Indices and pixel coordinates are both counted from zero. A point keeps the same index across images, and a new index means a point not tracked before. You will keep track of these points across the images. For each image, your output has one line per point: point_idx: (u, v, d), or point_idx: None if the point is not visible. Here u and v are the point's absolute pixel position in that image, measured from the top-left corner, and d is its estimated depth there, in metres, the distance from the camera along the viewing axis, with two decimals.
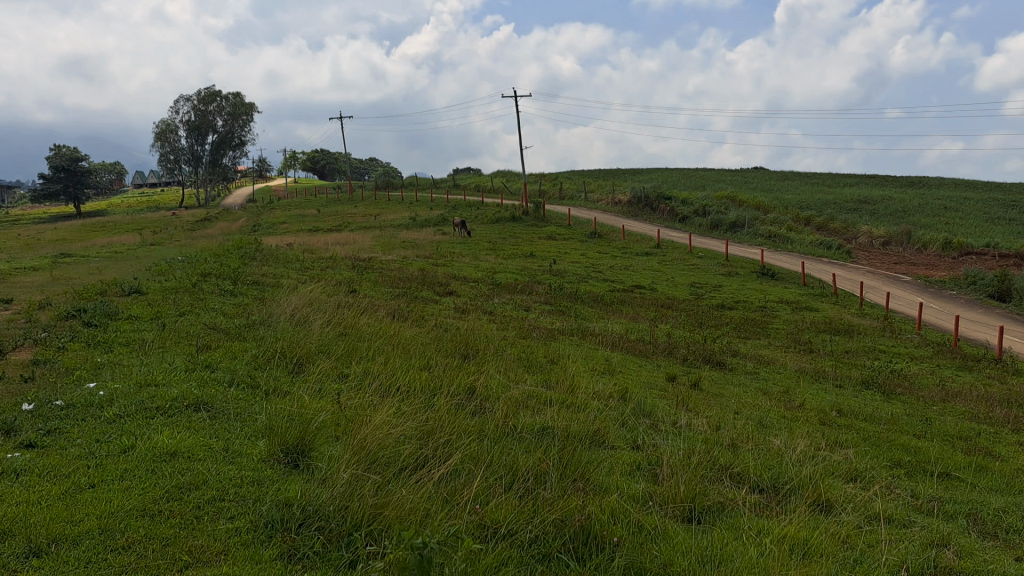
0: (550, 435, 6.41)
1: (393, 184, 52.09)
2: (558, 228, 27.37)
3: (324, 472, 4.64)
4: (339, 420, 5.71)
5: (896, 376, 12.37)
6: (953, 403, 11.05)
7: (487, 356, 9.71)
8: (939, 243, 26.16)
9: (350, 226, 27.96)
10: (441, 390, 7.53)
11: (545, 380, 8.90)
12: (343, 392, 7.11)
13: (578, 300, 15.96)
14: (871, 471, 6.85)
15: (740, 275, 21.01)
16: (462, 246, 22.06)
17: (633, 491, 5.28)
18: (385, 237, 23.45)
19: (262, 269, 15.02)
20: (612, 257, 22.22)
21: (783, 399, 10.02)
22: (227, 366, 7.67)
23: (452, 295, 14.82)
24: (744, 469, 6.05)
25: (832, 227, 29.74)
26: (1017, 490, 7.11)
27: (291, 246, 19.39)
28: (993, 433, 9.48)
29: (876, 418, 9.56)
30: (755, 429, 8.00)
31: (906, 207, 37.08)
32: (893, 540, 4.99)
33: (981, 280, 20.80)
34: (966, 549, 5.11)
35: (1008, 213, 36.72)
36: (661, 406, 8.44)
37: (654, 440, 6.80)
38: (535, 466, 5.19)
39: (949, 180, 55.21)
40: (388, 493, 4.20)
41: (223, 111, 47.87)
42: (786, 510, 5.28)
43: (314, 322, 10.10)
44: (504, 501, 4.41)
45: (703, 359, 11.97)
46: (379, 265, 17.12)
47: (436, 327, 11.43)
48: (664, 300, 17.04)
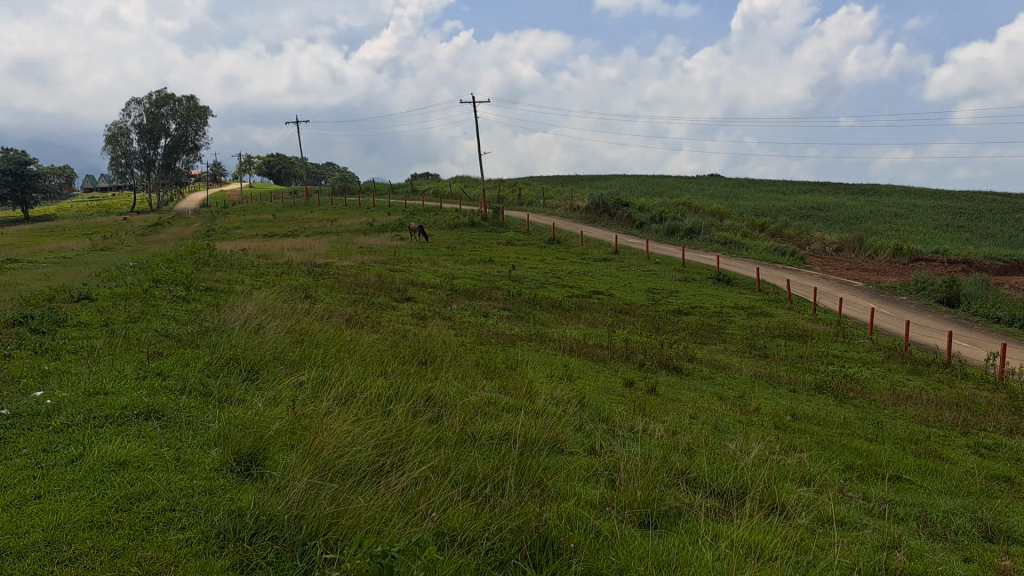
0: (509, 441, 6.40)
1: (351, 189, 51.85)
2: (516, 234, 27.40)
3: (279, 481, 4.58)
4: (294, 427, 5.65)
5: (849, 381, 12.56)
6: (903, 407, 11.25)
7: (445, 362, 9.67)
8: (890, 250, 26.70)
9: (306, 231, 27.73)
10: (399, 398, 7.47)
11: (503, 386, 8.88)
12: (298, 400, 7.01)
13: (536, 305, 15.99)
14: (823, 474, 6.93)
15: (696, 280, 21.21)
16: (420, 252, 21.97)
17: (590, 497, 5.28)
18: (342, 241, 23.29)
19: (216, 274, 14.83)
20: (571, 262, 22.30)
21: (738, 403, 10.13)
22: (179, 373, 7.54)
23: (410, 301, 14.74)
24: (700, 474, 6.10)
25: (786, 233, 30.14)
26: (965, 491, 7.26)
27: (247, 252, 19.14)
28: (942, 436, 9.67)
29: (828, 421, 9.70)
30: (711, 434, 8.06)
31: (858, 213, 37.80)
32: (845, 543, 5.05)
33: (931, 285, 21.23)
34: (917, 551, 5.18)
35: (955, 219, 37.63)
36: (619, 412, 8.47)
37: (611, 446, 6.84)
38: (493, 473, 5.18)
39: (899, 187, 56.42)
40: (344, 501, 4.16)
41: (177, 114, 47.26)
42: (741, 514, 5.31)
43: (269, 329, 9.97)
44: (461, 509, 4.38)
45: (660, 364, 12.06)
46: (336, 270, 17.02)
47: (394, 333, 11.36)
48: (622, 306, 17.15)
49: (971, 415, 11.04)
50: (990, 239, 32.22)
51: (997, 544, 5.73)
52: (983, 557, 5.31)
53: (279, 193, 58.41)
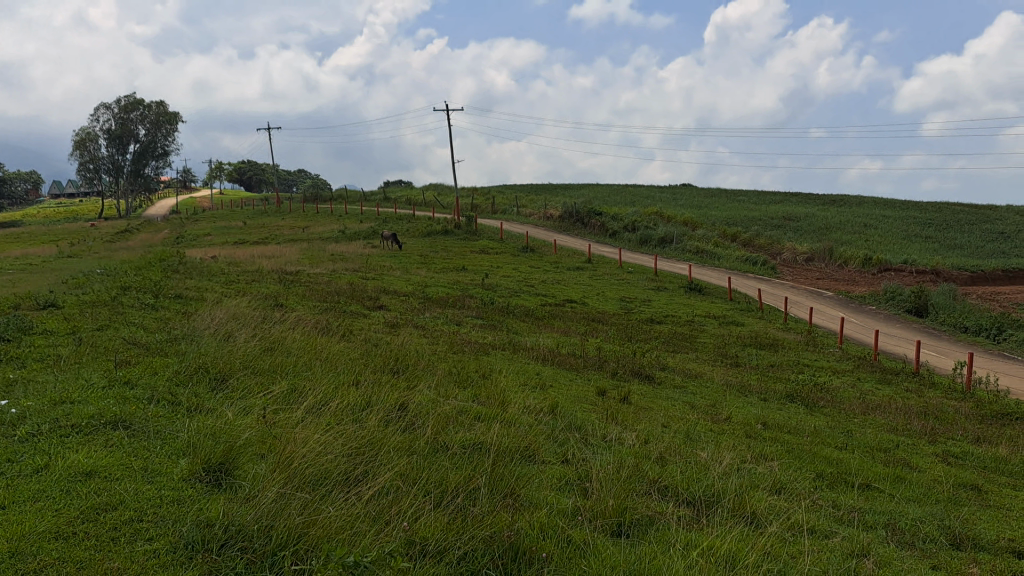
0: (482, 451, 6.35)
1: (323, 197, 51.57)
2: (490, 242, 27.39)
3: (248, 491, 4.51)
4: (265, 436, 5.58)
5: (819, 389, 12.66)
6: (873, 416, 11.35)
7: (417, 370, 9.62)
8: (859, 260, 27.00)
9: (277, 238, 27.55)
10: (372, 407, 7.42)
11: (475, 395, 8.85)
12: (269, 410, 6.92)
13: (510, 314, 15.97)
14: (794, 482, 6.96)
15: (668, 289, 21.32)
16: (392, 260, 21.90)
17: (563, 506, 5.25)
18: (313, 250, 23.13)
19: (185, 282, 14.68)
20: (544, 271, 22.32)
21: (710, 412, 10.16)
22: (147, 382, 7.42)
23: (382, 309, 14.67)
24: (672, 483, 6.10)
25: (757, 243, 30.38)
26: (933, 499, 7.32)
27: (216, 259, 18.99)
28: (911, 444, 9.77)
29: (798, 430, 9.75)
30: (683, 443, 8.09)
31: (828, 224, 38.22)
32: (815, 551, 5.06)
33: (899, 296, 21.49)
34: (886, 559, 5.22)
35: (923, 230, 38.16)
36: (592, 420, 8.46)
37: (584, 455, 6.82)
38: (466, 483, 5.15)
39: (867, 198, 57.16)
40: (315, 511, 4.12)
41: (146, 120, 46.80)
42: (712, 523, 5.31)
43: (239, 337, 9.88)
44: (433, 518, 4.34)
45: (632, 373, 12.10)
46: (307, 277, 16.92)
47: (365, 341, 11.30)
48: (595, 314, 17.18)
49: (938, 424, 11.16)
50: (957, 249, 32.68)
51: (965, 551, 5.78)
52: (951, 565, 5.34)
53: (249, 201, 57.91)
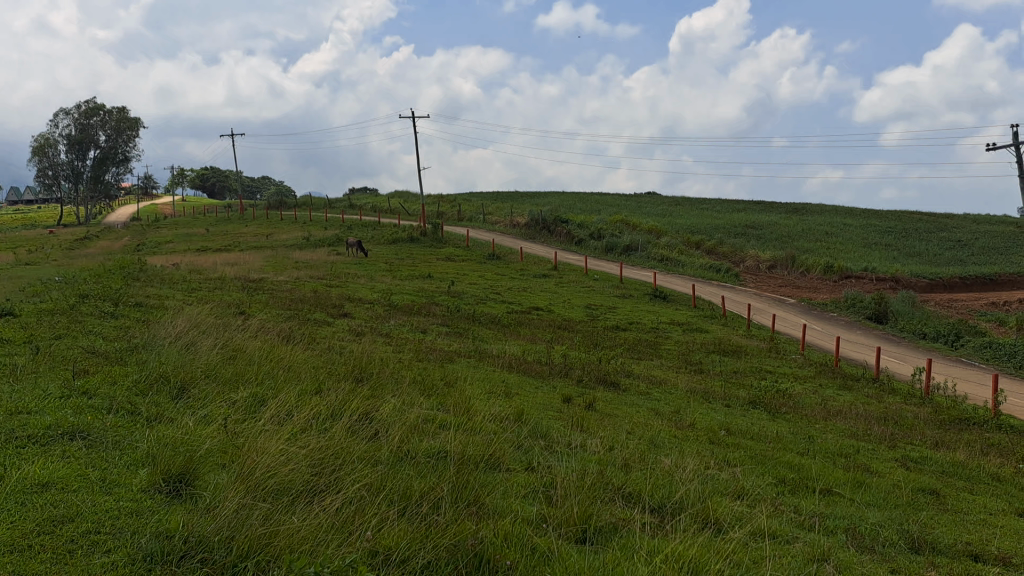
0: (446, 459, 6.35)
1: (288, 204, 51.20)
2: (456, 249, 27.35)
3: (210, 502, 4.46)
4: (227, 447, 5.52)
5: (782, 396, 12.80)
6: (834, 421, 11.49)
7: (382, 379, 9.59)
8: (821, 268, 27.36)
9: (241, 245, 27.32)
10: (336, 416, 7.37)
11: (441, 403, 8.83)
12: (231, 419, 6.86)
13: (475, 321, 15.98)
14: (756, 488, 7.03)
15: (633, 296, 21.45)
16: (357, 267, 21.80)
17: (527, 514, 5.25)
18: (277, 257, 22.95)
19: (146, 289, 14.52)
20: (510, 278, 22.33)
21: (673, 419, 10.24)
22: (106, 392, 7.32)
23: (347, 317, 14.61)
24: (635, 490, 6.15)
25: (721, 251, 30.66)
26: (892, 504, 7.43)
27: (178, 267, 18.77)
28: (871, 449, 9.92)
29: (761, 436, 9.85)
30: (647, 449, 8.14)
31: (790, 232, 38.72)
32: (776, 556, 5.12)
33: (860, 302, 21.80)
34: (845, 563, 5.30)
35: (883, 238, 38.80)
36: (557, 428, 8.48)
37: (548, 462, 6.84)
38: (429, 492, 5.14)
39: (829, 206, 57.97)
40: (277, 522, 4.10)
41: (106, 125, 46.20)
42: (675, 529, 5.35)
43: (201, 346, 9.78)
44: (396, 527, 4.33)
45: (597, 380, 12.15)
46: (270, 285, 16.79)
47: (329, 350, 11.25)
48: (561, 321, 17.23)
49: (898, 429, 11.33)
50: (916, 257, 33.23)
51: (923, 555, 5.89)
52: (908, 568, 5.43)
53: (212, 207, 57.35)
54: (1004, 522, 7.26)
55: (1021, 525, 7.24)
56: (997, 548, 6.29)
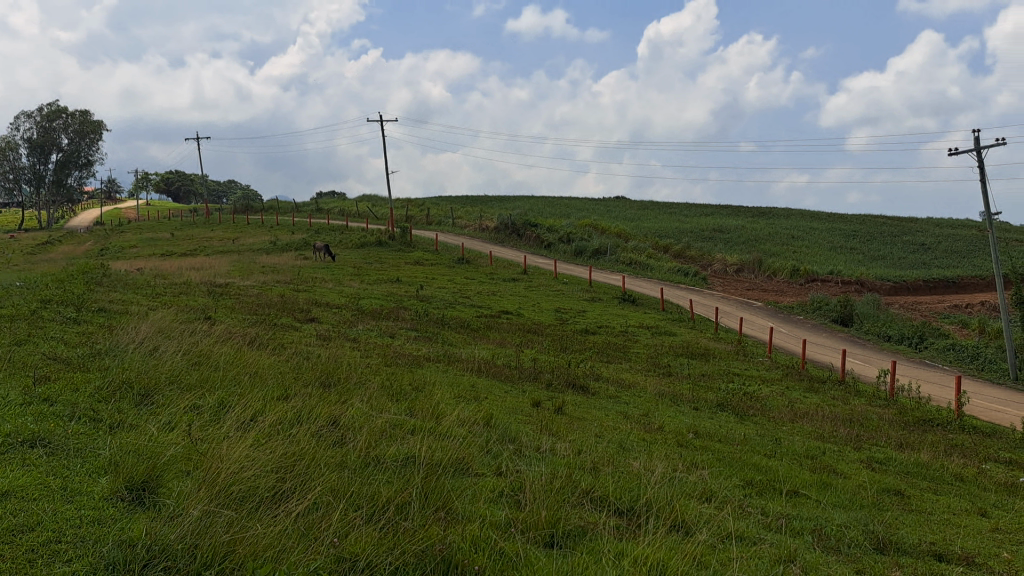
0: (415, 464, 6.31)
1: (254, 207, 50.77)
2: (424, 253, 27.26)
3: (173, 509, 4.38)
4: (191, 453, 5.42)
5: (749, 398, 12.86)
6: (801, 423, 11.59)
7: (349, 384, 9.52)
8: (788, 271, 27.62)
9: (206, 250, 27.02)
10: (303, 422, 7.30)
11: (409, 408, 8.77)
12: (196, 426, 6.77)
13: (444, 326, 15.93)
14: (723, 491, 7.05)
15: (602, 299, 21.52)
16: (324, 271, 21.65)
17: (495, 519, 5.23)
18: (243, 261, 22.74)
19: (109, 295, 14.32)
20: (479, 282, 22.32)
21: (642, 422, 10.27)
22: (67, 399, 7.19)
23: (314, 321, 14.48)
24: (604, 493, 6.14)
25: (688, 255, 30.83)
26: (857, 505, 7.50)
27: (141, 271, 18.54)
28: (837, 451, 10.00)
29: (729, 438, 9.90)
30: (616, 453, 8.14)
31: (757, 236, 39.05)
32: (743, 558, 5.14)
33: (826, 306, 22.05)
34: (812, 564, 5.34)
35: (848, 242, 39.28)
36: (526, 432, 8.48)
37: (517, 466, 6.83)
38: (397, 497, 5.11)
39: (796, 210, 58.59)
40: (242, 530, 4.05)
41: (69, 128, 45.63)
42: (643, 532, 5.35)
43: (165, 352, 9.66)
44: (363, 534, 4.30)
45: (567, 384, 12.15)
46: (237, 290, 16.61)
47: (296, 355, 11.17)
48: (530, 325, 17.22)
49: (863, 431, 11.44)
50: (881, 261, 33.65)
51: (888, 555, 5.95)
52: (873, 568, 5.48)
53: (177, 211, 56.67)
54: (967, 522, 7.35)
55: (983, 524, 7.34)
56: (960, 548, 6.37)
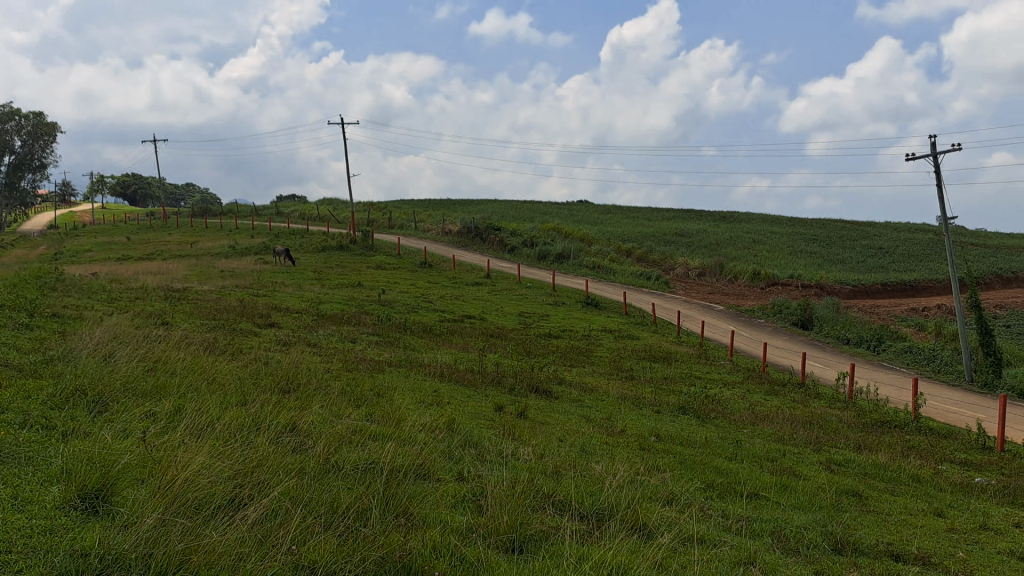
0: (375, 470, 6.23)
1: (213, 210, 50.20)
2: (387, 258, 27.11)
3: (126, 517, 4.25)
4: (146, 460, 5.27)
5: (710, 401, 12.94)
6: (761, 426, 11.67)
7: (309, 390, 9.41)
8: (749, 275, 27.88)
9: (164, 254, 26.65)
10: (261, 428, 7.18)
11: (369, 414, 8.68)
12: (151, 432, 6.62)
13: (407, 330, 15.85)
14: (684, 493, 7.06)
15: (566, 304, 21.55)
16: (285, 276, 21.44)
17: (456, 524, 5.16)
18: (201, 265, 22.43)
19: (63, 300, 14.05)
20: (442, 286, 22.24)
21: (605, 425, 10.28)
22: (17, 405, 6.97)
23: (273, 326, 14.31)
24: (566, 497, 6.10)
25: (651, 259, 30.99)
26: (817, 506, 7.56)
27: (96, 276, 18.24)
28: (798, 453, 10.09)
29: (690, 441, 9.93)
30: (578, 456, 8.14)
31: (719, 240, 39.41)
32: (703, 560, 5.15)
33: (786, 309, 22.29)
34: (771, 566, 5.36)
35: (807, 245, 39.82)
36: (489, 437, 8.42)
37: (479, 471, 6.78)
38: (357, 503, 5.05)
39: (757, 215, 59.27)
40: (197, 538, 3.95)
41: (22, 130, 44.99)
42: (605, 536, 5.33)
43: (120, 358, 9.46)
44: (321, 541, 4.23)
45: (529, 388, 12.12)
46: (194, 295, 16.41)
47: (255, 361, 11.02)
48: (493, 330, 17.19)
49: (822, 433, 11.55)
50: (840, 264, 34.11)
51: (846, 556, 5.99)
52: (831, 569, 5.52)
53: (133, 215, 55.82)
54: (923, 522, 7.44)
55: (939, 524, 7.43)
56: (917, 548, 6.44)
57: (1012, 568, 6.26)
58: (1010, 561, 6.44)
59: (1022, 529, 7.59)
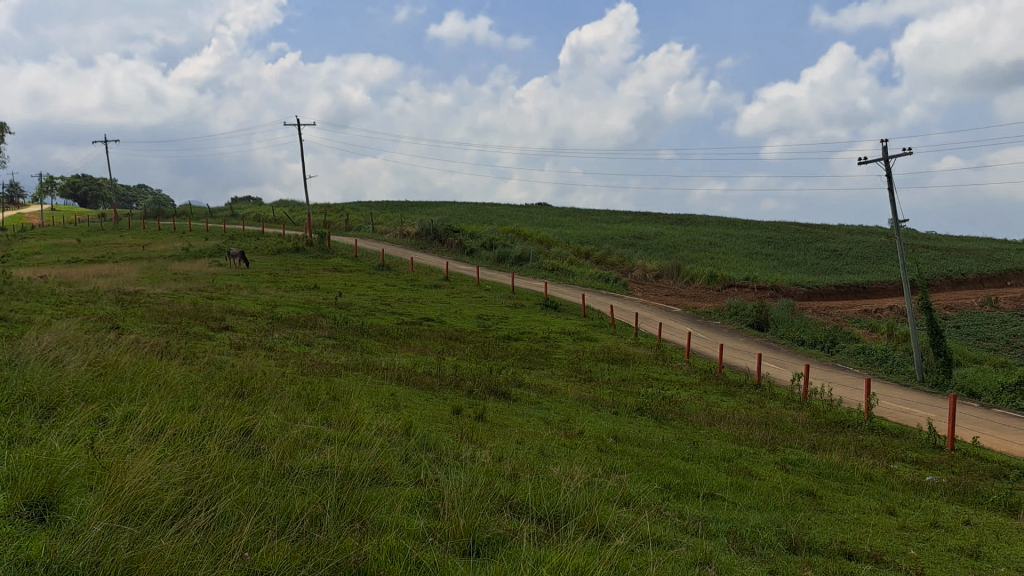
0: (330, 475, 6.15)
1: (164, 212, 49.47)
2: (344, 260, 26.92)
3: (73, 524, 4.11)
4: (94, 467, 5.11)
5: (668, 403, 13.02)
6: (717, 427, 11.76)
7: (264, 394, 9.29)
8: (705, 277, 28.14)
9: (115, 257, 26.18)
10: (213, 433, 7.05)
11: (325, 418, 8.58)
12: (100, 438, 6.46)
13: (364, 333, 15.71)
14: (642, 495, 7.08)
15: (525, 306, 21.57)
16: (240, 278, 21.18)
17: (412, 528, 5.11)
18: (153, 268, 22.05)
19: (9, 304, 13.74)
20: (400, 289, 22.14)
21: (562, 427, 10.30)
22: None
23: (228, 330, 14.11)
24: (523, 500, 6.07)
25: (609, 261, 31.13)
26: (772, 506, 7.64)
27: (45, 279, 17.87)
28: (753, 453, 10.18)
29: (647, 443, 9.97)
30: (535, 459, 8.11)
31: (676, 242, 39.74)
32: (660, 561, 5.15)
33: (742, 311, 22.52)
34: (726, 566, 5.39)
35: (763, 248, 40.32)
36: (446, 440, 8.38)
37: (436, 475, 6.72)
38: (311, 509, 4.97)
39: (713, 217, 59.89)
40: (146, 546, 3.86)
41: None
42: (562, 538, 5.31)
43: (69, 362, 9.27)
44: (275, 546, 4.17)
45: (487, 391, 12.11)
46: (146, 298, 16.16)
47: (209, 364, 10.88)
48: (452, 332, 17.14)
49: (777, 433, 11.66)
50: (795, 267, 34.58)
51: (800, 555, 6.04)
52: (786, 568, 5.56)
53: (81, 218, 54.77)
54: (875, 520, 7.53)
55: (891, 523, 7.53)
56: (870, 546, 6.51)
57: (960, 565, 6.35)
58: (960, 558, 6.53)
59: (970, 526, 7.72)
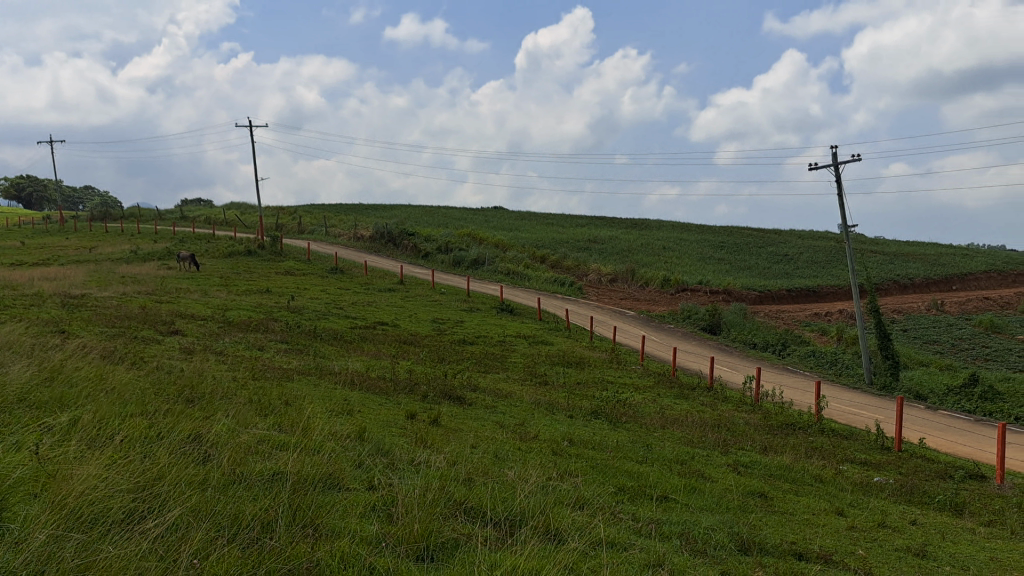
0: (282, 480, 6.05)
1: (112, 214, 48.63)
2: (297, 263, 26.67)
3: (17, 532, 3.99)
4: (39, 473, 4.95)
5: (622, 406, 13.08)
6: (671, 430, 11.84)
7: (215, 399, 9.13)
8: (659, 281, 28.38)
9: (61, 260, 25.62)
10: (162, 438, 6.90)
11: (277, 423, 8.45)
12: (44, 443, 6.28)
13: (317, 337, 15.56)
14: (596, 498, 7.09)
15: (480, 309, 21.56)
16: (190, 282, 20.85)
17: (365, 533, 5.05)
18: (101, 271, 21.63)
19: None
20: (355, 293, 21.98)
21: (517, 431, 10.30)
22: None
23: (177, 334, 13.88)
24: (478, 504, 6.04)
25: (564, 265, 31.25)
26: (725, 507, 7.71)
27: None
28: (706, 455, 10.28)
29: (602, 446, 10.01)
30: (490, 464, 8.09)
31: (630, 246, 40.05)
32: (614, 563, 5.15)
33: (696, 314, 22.73)
34: (679, 567, 5.42)
35: (716, 252, 40.80)
36: (400, 445, 8.32)
37: (390, 480, 6.66)
38: (264, 515, 4.89)
39: (667, 221, 60.46)
40: (93, 554, 3.76)
41: None
42: (516, 542, 5.29)
43: (11, 367, 9.02)
44: (226, 553, 4.09)
45: (442, 395, 12.06)
46: (93, 302, 15.84)
47: (158, 369, 10.68)
48: (407, 336, 17.06)
49: (729, 436, 11.78)
50: (748, 271, 35.04)
51: (752, 556, 6.10)
52: (737, 568, 5.61)
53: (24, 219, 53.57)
54: (824, 521, 7.63)
55: (839, 523, 7.64)
56: (819, 546, 6.61)
57: (907, 564, 6.45)
58: (906, 558, 6.64)
59: (916, 526, 7.86)
